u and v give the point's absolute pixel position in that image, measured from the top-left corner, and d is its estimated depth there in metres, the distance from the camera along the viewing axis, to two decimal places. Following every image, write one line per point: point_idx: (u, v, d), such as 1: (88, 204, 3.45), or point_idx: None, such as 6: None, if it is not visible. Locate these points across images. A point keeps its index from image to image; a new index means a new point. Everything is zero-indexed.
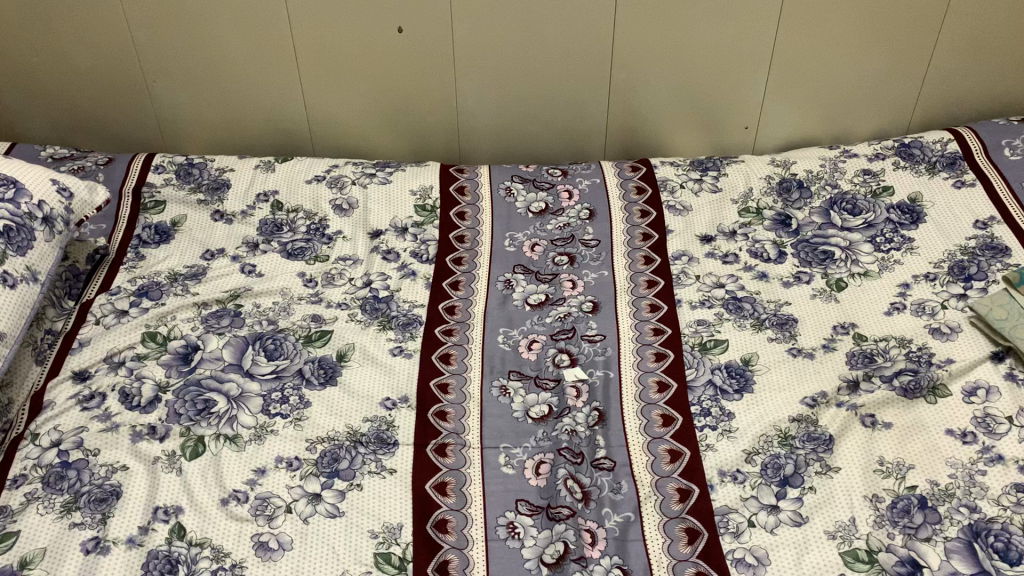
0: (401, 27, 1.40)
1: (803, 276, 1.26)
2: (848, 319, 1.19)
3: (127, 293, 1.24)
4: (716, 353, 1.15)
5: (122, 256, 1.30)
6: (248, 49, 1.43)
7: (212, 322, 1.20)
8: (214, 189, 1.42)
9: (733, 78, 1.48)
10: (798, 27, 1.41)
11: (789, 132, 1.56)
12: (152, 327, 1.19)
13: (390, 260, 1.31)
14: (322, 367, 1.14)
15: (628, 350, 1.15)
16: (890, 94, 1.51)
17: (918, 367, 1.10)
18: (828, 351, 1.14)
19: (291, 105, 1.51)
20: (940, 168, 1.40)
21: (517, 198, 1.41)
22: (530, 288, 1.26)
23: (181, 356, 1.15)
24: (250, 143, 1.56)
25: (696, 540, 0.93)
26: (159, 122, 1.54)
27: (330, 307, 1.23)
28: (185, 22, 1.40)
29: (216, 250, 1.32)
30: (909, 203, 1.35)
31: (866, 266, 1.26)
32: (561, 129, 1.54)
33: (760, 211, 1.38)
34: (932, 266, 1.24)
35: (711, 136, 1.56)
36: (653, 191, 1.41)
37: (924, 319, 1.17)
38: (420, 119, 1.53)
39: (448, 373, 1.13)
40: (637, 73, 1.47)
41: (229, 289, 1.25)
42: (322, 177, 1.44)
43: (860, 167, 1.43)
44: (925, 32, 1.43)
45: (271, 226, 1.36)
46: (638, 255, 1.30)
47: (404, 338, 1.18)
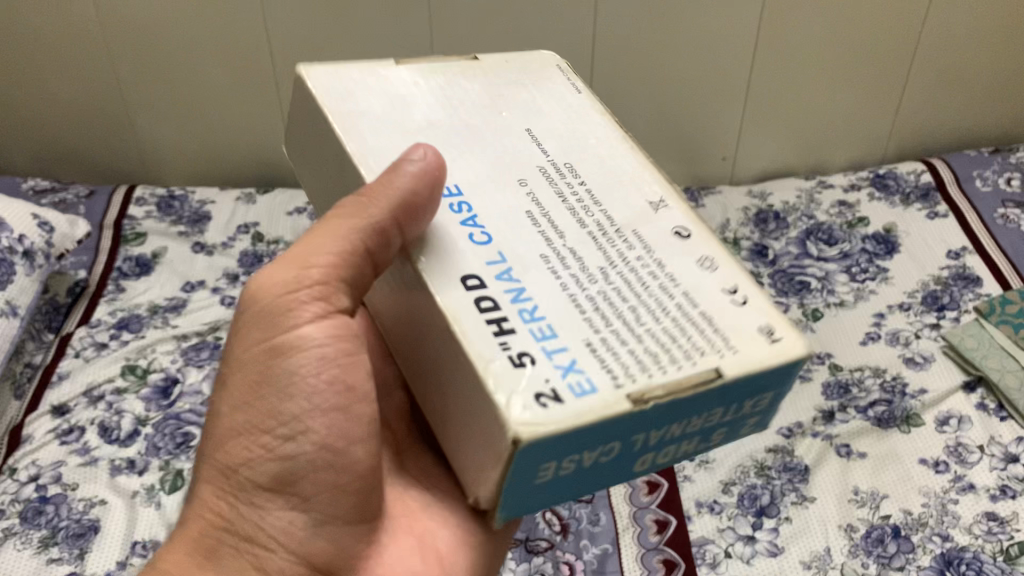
0: (381, 61, 1.42)
1: (780, 306, 1.28)
2: (824, 349, 1.20)
3: (107, 326, 1.24)
4: None
5: (102, 288, 1.30)
6: (231, 83, 1.45)
7: (192, 354, 1.20)
8: (195, 221, 1.42)
9: (709, 111, 1.50)
10: (773, 61, 1.44)
11: (766, 163, 1.58)
12: (132, 360, 1.19)
13: None
14: None
15: None
16: (864, 126, 1.53)
17: (892, 398, 1.11)
18: (805, 381, 1.15)
19: (273, 137, 1.52)
20: (914, 199, 1.42)
21: None
22: None
23: (161, 390, 1.15)
24: (233, 174, 1.58)
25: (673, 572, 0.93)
26: (141, 155, 1.55)
27: None
28: (168, 57, 1.42)
29: (196, 281, 1.32)
30: (884, 234, 1.37)
31: (841, 296, 1.28)
32: None
33: (737, 242, 1.40)
34: (907, 296, 1.26)
35: (689, 167, 1.58)
36: None
37: (899, 349, 1.18)
38: None
39: None
40: (616, 105, 1.49)
41: (209, 321, 1.25)
42: (304, 210, 1.45)
43: (835, 198, 1.46)
44: (897, 66, 1.46)
45: (251, 258, 1.37)
46: None
47: None
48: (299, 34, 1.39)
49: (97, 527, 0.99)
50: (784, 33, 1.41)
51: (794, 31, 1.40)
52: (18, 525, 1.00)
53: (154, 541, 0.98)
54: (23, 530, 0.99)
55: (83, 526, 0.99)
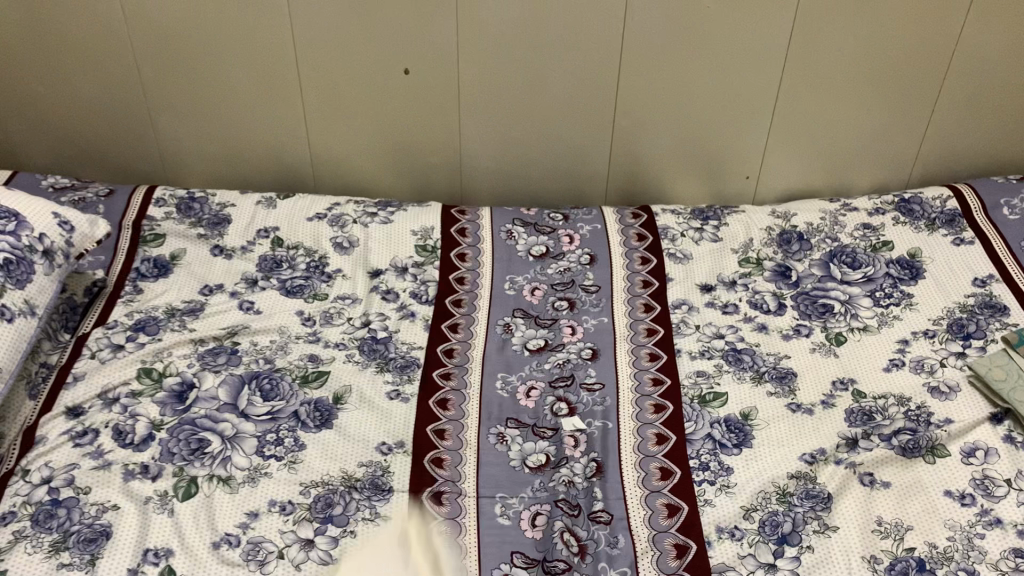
0: (407, 68, 1.42)
1: (803, 328, 1.26)
2: (848, 375, 1.18)
3: (124, 327, 1.23)
4: (715, 406, 1.14)
5: (120, 289, 1.29)
6: (253, 86, 1.44)
7: (208, 359, 1.19)
8: (215, 224, 1.41)
9: (735, 130, 1.49)
10: (801, 79, 1.43)
11: (790, 184, 1.57)
12: (148, 363, 1.18)
13: (389, 300, 1.31)
14: (318, 409, 1.13)
15: (627, 401, 1.14)
16: (891, 149, 1.52)
17: (916, 427, 1.09)
18: (828, 407, 1.13)
19: (295, 143, 1.51)
20: (939, 225, 1.40)
21: (517, 240, 1.41)
22: (529, 333, 1.26)
23: (176, 395, 1.14)
24: (253, 179, 1.57)
25: (684, 555, 0.96)
26: (163, 157, 1.54)
27: (328, 347, 1.22)
28: (192, 58, 1.41)
29: (215, 284, 1.32)
30: (909, 259, 1.36)
31: (865, 321, 1.27)
32: (565, 175, 1.55)
33: (760, 262, 1.38)
34: (931, 323, 1.25)
35: (712, 186, 1.57)
36: (654, 239, 1.41)
37: (923, 377, 1.17)
38: (424, 159, 1.53)
39: (444, 419, 1.12)
40: (641, 119, 1.48)
41: (226, 326, 1.24)
42: (324, 216, 1.43)
43: (859, 221, 1.44)
44: (926, 90, 1.45)
45: (270, 263, 1.36)
46: (638, 302, 1.30)
47: (401, 382, 1.18)
48: (326, 40, 1.39)
49: (109, 533, 0.98)
50: (814, 52, 1.40)
51: (824, 50, 1.40)
52: (29, 528, 0.98)
53: (166, 549, 0.97)
54: (34, 533, 0.98)
55: (95, 531, 0.98)
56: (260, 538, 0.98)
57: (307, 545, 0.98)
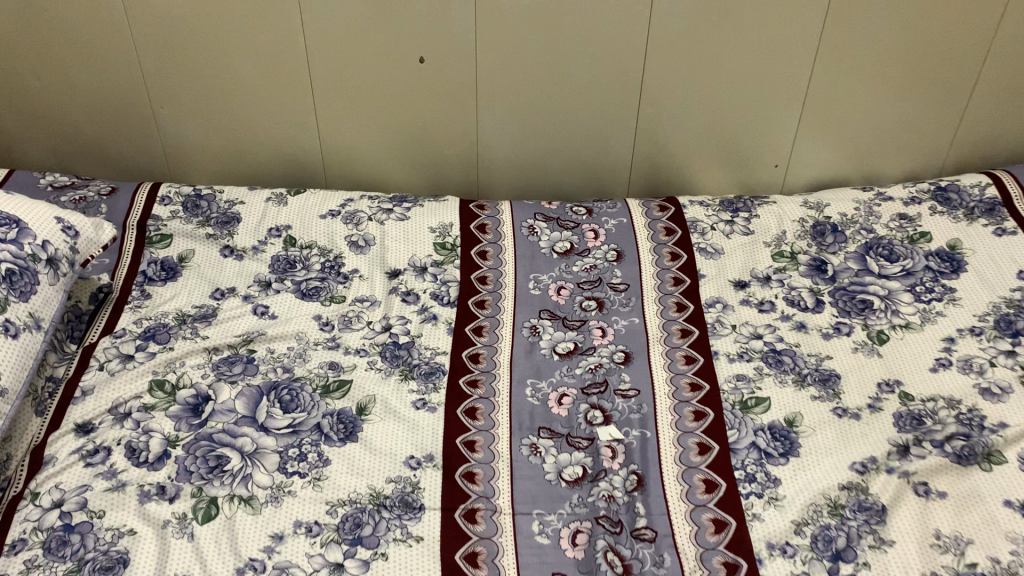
0: (422, 57, 1.35)
1: (843, 327, 1.21)
2: (894, 376, 1.13)
3: (132, 336, 1.17)
4: (758, 411, 1.09)
5: (127, 295, 1.23)
6: (261, 78, 1.38)
7: (223, 369, 1.13)
8: (224, 223, 1.35)
9: (764, 117, 1.43)
10: (833, 65, 1.37)
11: (820, 172, 1.51)
12: (160, 375, 1.12)
13: (409, 302, 1.25)
14: (342, 421, 1.07)
15: (665, 407, 1.09)
16: (925, 136, 1.46)
17: (970, 432, 1.05)
18: (875, 411, 1.08)
19: (304, 136, 1.45)
20: (978, 214, 1.35)
21: (540, 237, 1.35)
22: (558, 335, 1.21)
23: (192, 408, 1.09)
24: (261, 174, 1.50)
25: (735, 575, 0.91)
26: (167, 152, 1.47)
27: (349, 354, 1.16)
28: (196, 49, 1.34)
29: (226, 288, 1.26)
30: (949, 251, 1.31)
31: (907, 318, 1.22)
32: (587, 166, 1.49)
33: (794, 255, 1.33)
34: (977, 320, 1.20)
35: (738, 175, 1.51)
36: (683, 233, 1.35)
37: (973, 378, 1.12)
38: (440, 151, 1.47)
39: (474, 430, 1.07)
40: (666, 108, 1.42)
41: (241, 333, 1.19)
42: (337, 213, 1.37)
43: (895, 210, 1.38)
44: (964, 74, 1.39)
45: (284, 263, 1.30)
46: (670, 301, 1.25)
47: (428, 390, 1.12)
48: (338, 29, 1.32)
49: (126, 560, 0.92)
50: (847, 37, 1.34)
51: (859, 34, 1.34)
52: (41, 557, 0.92)
53: None
54: (46, 563, 0.92)
55: (111, 558, 0.92)
56: (286, 564, 0.93)
57: (336, 570, 0.92)
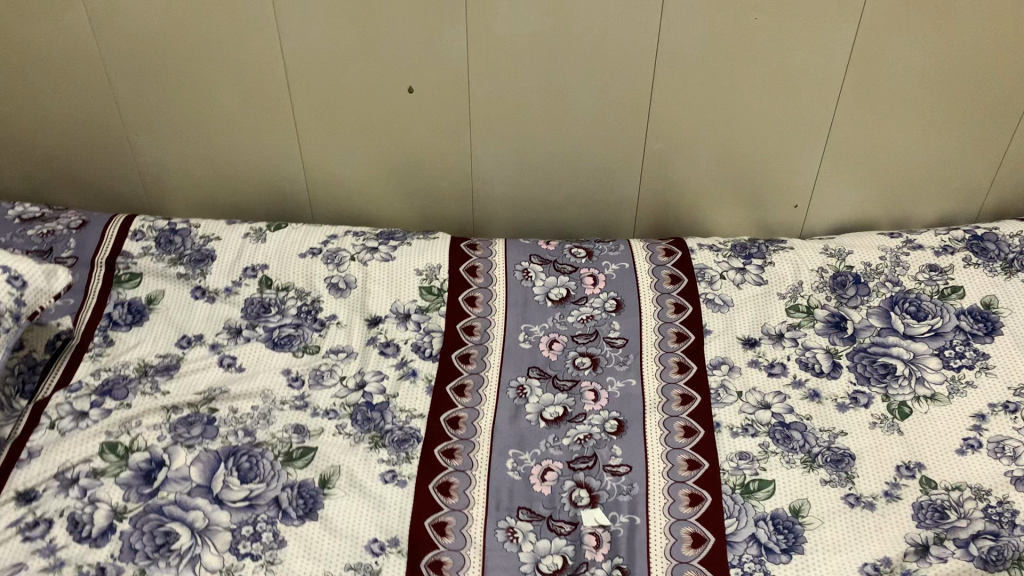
0: (411, 87, 1.26)
1: (861, 397, 1.10)
2: (914, 458, 1.02)
3: (88, 391, 1.09)
4: (761, 497, 0.98)
5: (88, 342, 1.15)
6: (241, 105, 1.29)
7: (181, 430, 1.05)
8: (197, 261, 1.27)
9: (782, 154, 1.32)
10: (860, 100, 1.25)
11: (844, 213, 1.39)
12: (113, 437, 1.03)
13: (387, 355, 1.16)
14: (302, 496, 0.98)
15: (657, 489, 0.99)
16: (961, 177, 1.34)
17: (999, 530, 0.93)
18: (892, 500, 0.97)
19: (288, 166, 1.36)
20: (1017, 267, 1.23)
21: (534, 282, 1.25)
22: (546, 397, 1.11)
23: (143, 475, 1.00)
24: (244, 203, 1.42)
25: None
26: (144, 179, 1.39)
27: (316, 417, 1.08)
28: (171, 74, 1.26)
29: (194, 336, 1.18)
30: (982, 309, 1.19)
31: (933, 388, 1.10)
32: (590, 201, 1.39)
33: (811, 310, 1.21)
34: (1012, 393, 1.08)
35: (754, 214, 1.40)
36: (689, 281, 1.25)
37: (1004, 464, 1.00)
38: (433, 184, 1.38)
39: (446, 510, 0.97)
40: (676, 143, 1.31)
41: (203, 390, 1.10)
42: (318, 251, 1.29)
43: (925, 261, 1.26)
44: (1006, 112, 1.26)
45: (258, 307, 1.22)
46: (671, 360, 1.14)
47: (398, 461, 1.03)
48: (321, 55, 1.23)
49: None
50: (876, 71, 1.22)
51: (889, 68, 1.22)
52: None
53: None
54: None
55: None
56: None
57: None
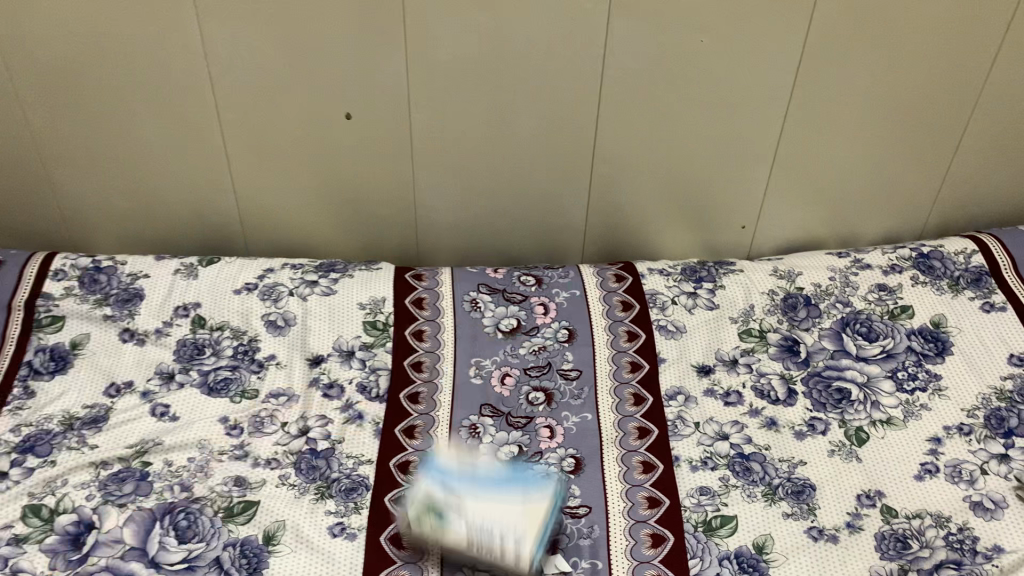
0: (349, 114, 1.21)
1: (818, 424, 1.08)
2: (874, 486, 1.01)
3: (8, 449, 1.01)
4: (724, 534, 0.95)
5: (6, 394, 1.08)
6: (168, 136, 1.23)
7: (112, 488, 0.97)
8: (124, 302, 1.20)
9: (730, 176, 1.31)
10: (805, 121, 1.25)
11: (790, 233, 1.39)
12: (37, 499, 0.96)
13: (332, 396, 1.11)
14: (244, 554, 0.92)
15: (619, 530, 0.96)
16: (904, 195, 1.35)
17: (962, 559, 0.93)
18: (854, 532, 0.96)
19: (221, 197, 1.30)
20: (964, 285, 1.24)
21: (483, 313, 1.21)
22: (500, 436, 1.07)
23: (71, 540, 0.92)
24: (174, 236, 1.36)
25: None
26: (64, 214, 1.32)
27: (258, 467, 1.02)
28: (91, 105, 1.19)
29: (123, 383, 1.11)
30: (932, 328, 1.19)
31: (889, 412, 1.09)
32: (536, 226, 1.36)
33: (763, 334, 1.20)
34: (965, 415, 1.08)
35: (703, 236, 1.39)
36: (641, 307, 1.22)
37: (962, 489, 1.00)
38: (374, 213, 1.33)
39: (399, 563, 0.92)
40: (623, 167, 1.29)
41: (134, 443, 1.03)
42: (254, 287, 1.23)
43: (873, 281, 1.26)
44: (947, 131, 1.27)
45: (191, 348, 1.15)
46: (626, 392, 1.11)
47: (346, 512, 0.97)
48: (253, 82, 1.17)
49: None
50: (821, 92, 1.22)
51: (833, 89, 1.21)
52: None
53: None
54: None
55: None
56: None
57: None
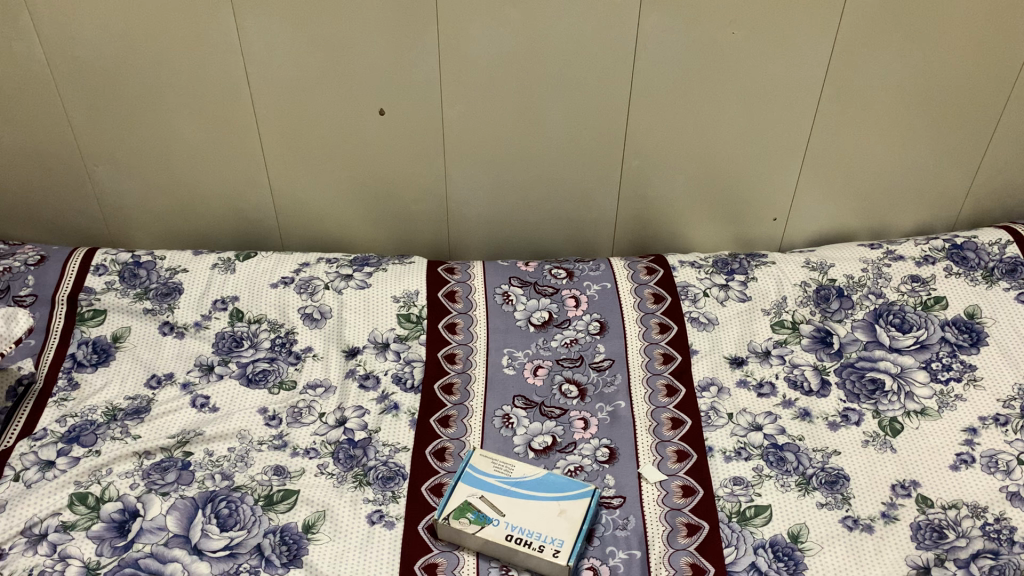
0: (383, 109, 1.22)
1: (852, 414, 1.08)
2: (909, 476, 1.01)
3: (54, 439, 1.03)
4: (758, 523, 0.96)
5: (51, 386, 1.10)
6: (205, 132, 1.25)
7: (155, 477, 1.00)
8: (164, 295, 1.22)
9: (761, 168, 1.31)
10: (838, 114, 1.25)
11: (822, 225, 1.39)
12: (83, 487, 0.98)
13: (368, 388, 1.12)
14: (285, 541, 0.93)
15: (653, 520, 0.96)
16: (937, 186, 1.34)
17: (999, 549, 0.92)
18: (889, 521, 0.96)
19: (257, 192, 1.32)
20: (998, 275, 1.23)
21: (515, 306, 1.22)
22: (534, 427, 1.08)
23: (117, 527, 0.94)
24: (211, 232, 1.38)
25: None
26: (104, 210, 1.35)
27: (297, 456, 1.03)
28: (131, 103, 1.22)
29: (164, 375, 1.14)
30: (966, 319, 1.18)
31: (923, 403, 1.09)
32: (567, 219, 1.37)
33: (796, 326, 1.20)
34: (1001, 405, 1.08)
35: (733, 228, 1.39)
36: (673, 299, 1.23)
37: (999, 479, 0.99)
38: (406, 207, 1.34)
39: (436, 551, 0.93)
40: (654, 160, 1.29)
41: (176, 433, 1.05)
42: (290, 280, 1.24)
43: (906, 272, 1.25)
44: (982, 122, 1.27)
45: (230, 341, 1.18)
46: (659, 383, 1.12)
47: (385, 500, 0.98)
48: (289, 80, 1.19)
49: None
50: (853, 84, 1.21)
51: (866, 81, 1.21)
52: None
53: None
54: None
55: None
56: None
57: None
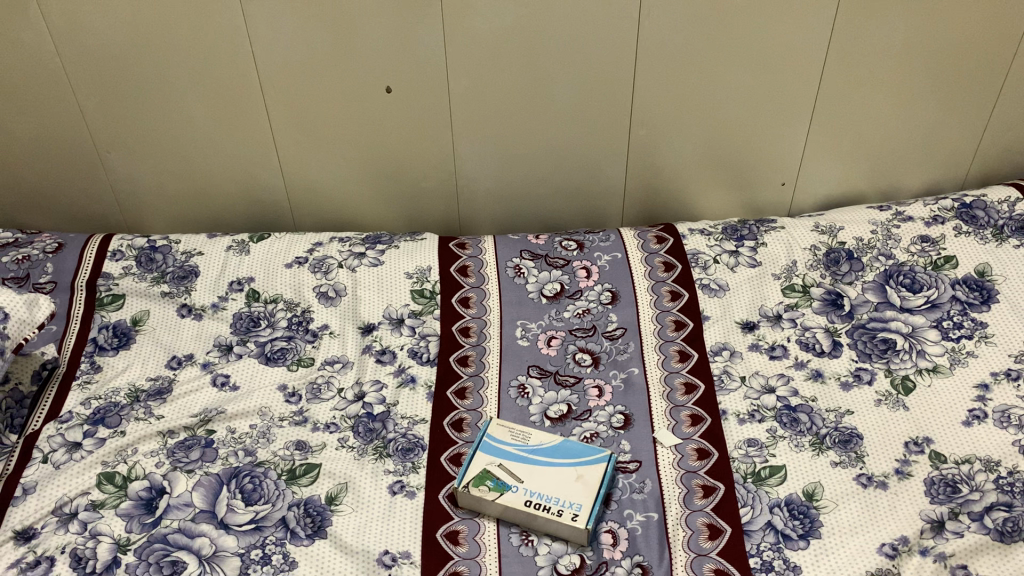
0: (389, 87, 1.23)
1: (864, 373, 1.09)
2: (922, 434, 1.02)
3: (80, 421, 1.05)
4: (773, 482, 0.97)
5: (74, 369, 1.12)
6: (215, 116, 1.26)
7: (180, 455, 1.02)
8: (181, 278, 1.24)
9: (768, 134, 1.31)
10: (844, 75, 1.24)
11: (831, 189, 1.39)
12: (110, 466, 1.00)
13: (385, 362, 1.14)
14: (309, 514, 0.95)
15: (669, 482, 0.98)
16: (945, 146, 1.34)
17: (1012, 501, 0.93)
18: (903, 478, 0.97)
19: (268, 174, 1.34)
20: (1008, 233, 1.24)
21: (527, 278, 1.24)
22: (549, 396, 1.09)
23: (144, 504, 0.96)
24: (224, 215, 1.40)
25: None
26: (118, 196, 1.37)
27: (318, 431, 1.05)
28: (140, 89, 1.23)
29: (184, 356, 1.16)
30: (977, 278, 1.18)
31: (934, 360, 1.10)
32: (576, 192, 1.37)
33: (807, 289, 1.21)
34: (1012, 361, 1.08)
35: (742, 195, 1.39)
36: (683, 267, 1.23)
37: (1011, 433, 1.00)
38: (416, 185, 1.36)
39: (457, 519, 0.95)
40: (661, 130, 1.29)
41: (198, 412, 1.07)
42: (304, 260, 1.26)
43: (916, 232, 1.26)
44: (989, 78, 1.26)
45: (247, 321, 1.20)
46: (671, 349, 1.13)
47: (405, 471, 1.00)
48: (295, 59, 1.20)
49: None
50: (858, 45, 1.21)
51: (871, 42, 1.21)
52: None
53: None
54: None
55: None
56: None
57: None
